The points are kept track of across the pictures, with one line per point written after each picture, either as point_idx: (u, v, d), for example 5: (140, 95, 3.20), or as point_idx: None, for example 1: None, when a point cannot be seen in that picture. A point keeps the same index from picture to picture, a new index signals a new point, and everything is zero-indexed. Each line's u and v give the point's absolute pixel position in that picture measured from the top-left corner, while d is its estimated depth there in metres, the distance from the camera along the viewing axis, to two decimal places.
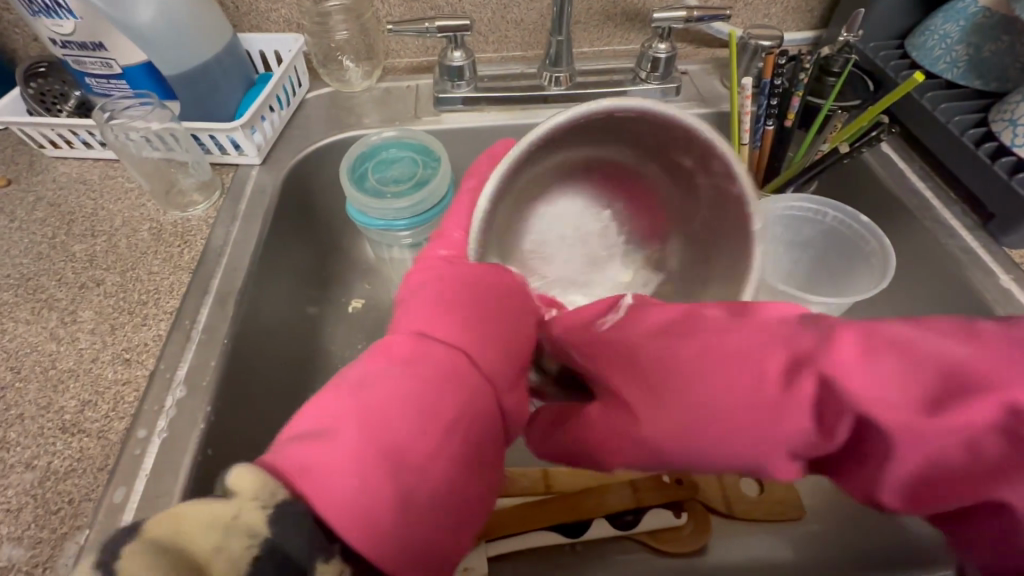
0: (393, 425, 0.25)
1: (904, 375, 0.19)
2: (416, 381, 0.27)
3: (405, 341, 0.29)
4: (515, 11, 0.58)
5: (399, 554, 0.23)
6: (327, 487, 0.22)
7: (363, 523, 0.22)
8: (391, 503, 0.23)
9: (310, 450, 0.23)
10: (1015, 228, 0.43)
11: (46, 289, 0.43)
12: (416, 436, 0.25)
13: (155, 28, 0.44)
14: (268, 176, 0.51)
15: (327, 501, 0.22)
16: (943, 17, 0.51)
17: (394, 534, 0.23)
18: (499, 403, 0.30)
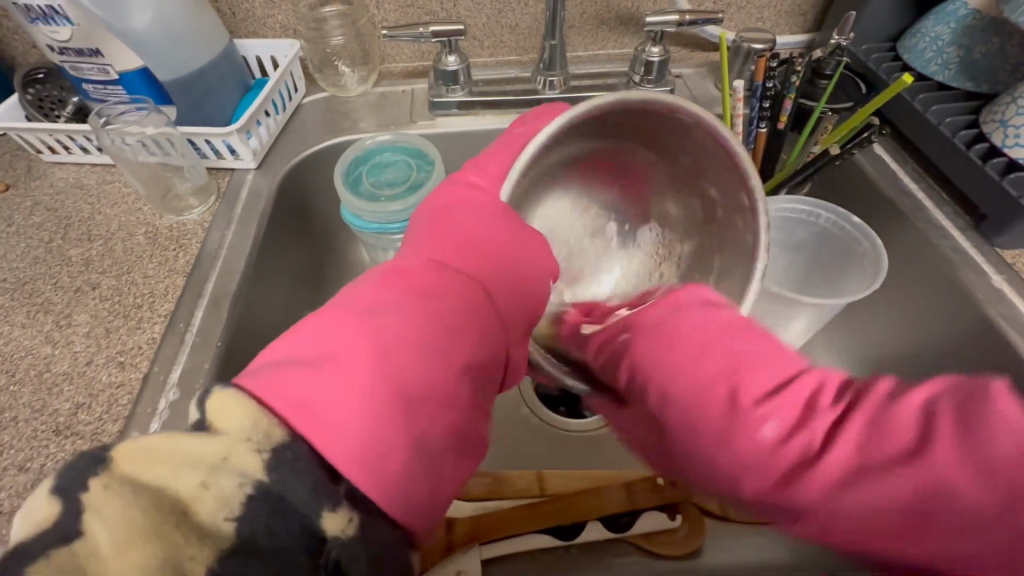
0: (402, 360, 0.25)
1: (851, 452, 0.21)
2: (419, 314, 0.28)
3: (414, 280, 0.30)
4: (509, 17, 0.58)
5: (403, 494, 0.22)
6: (330, 413, 0.22)
7: (364, 456, 0.21)
8: (398, 438, 0.23)
9: (304, 377, 0.22)
10: (1007, 229, 0.43)
11: (42, 293, 0.44)
12: (429, 373, 0.26)
13: (151, 35, 0.45)
14: (264, 179, 0.52)
15: (331, 431, 0.21)
16: (933, 19, 0.51)
17: (398, 473, 0.22)
18: (495, 341, 0.31)
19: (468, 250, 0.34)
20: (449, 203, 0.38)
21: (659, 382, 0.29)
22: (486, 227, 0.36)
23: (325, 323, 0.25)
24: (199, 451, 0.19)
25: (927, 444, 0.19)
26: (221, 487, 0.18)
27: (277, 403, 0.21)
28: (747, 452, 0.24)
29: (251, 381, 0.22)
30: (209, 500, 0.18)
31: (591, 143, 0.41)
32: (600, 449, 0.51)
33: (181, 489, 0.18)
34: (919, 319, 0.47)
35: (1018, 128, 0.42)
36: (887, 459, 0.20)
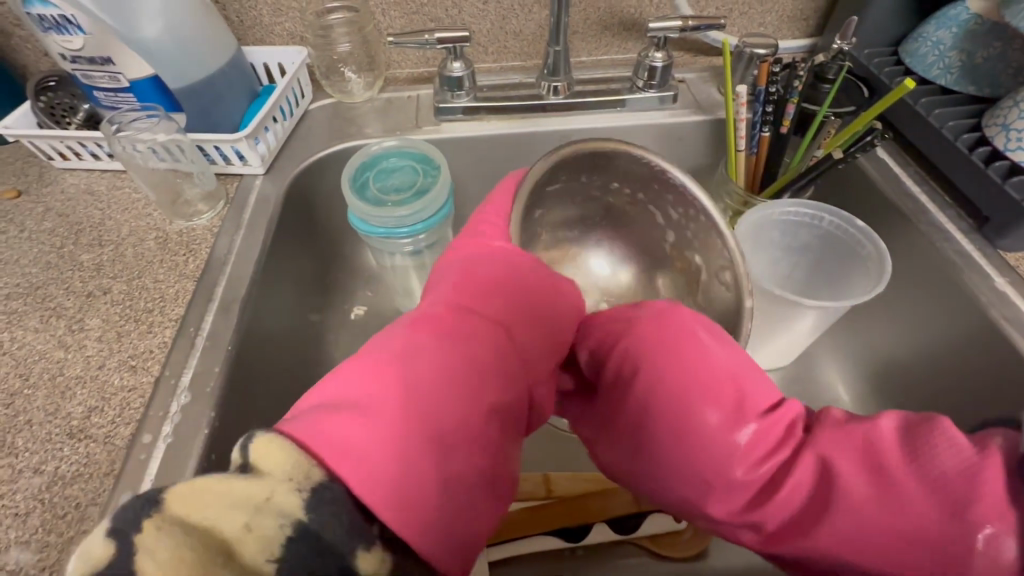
0: (434, 404, 0.27)
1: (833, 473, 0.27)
2: (447, 357, 0.29)
3: (444, 322, 0.31)
4: (513, 23, 0.59)
5: (436, 535, 0.24)
6: (365, 460, 0.23)
7: (396, 501, 0.23)
8: (430, 483, 0.24)
9: (344, 426, 0.24)
10: (1009, 232, 0.43)
11: (54, 298, 0.44)
12: (459, 416, 0.27)
13: (161, 44, 0.46)
14: (272, 185, 0.52)
15: (367, 475, 0.23)
16: (935, 24, 0.51)
17: (429, 514, 0.24)
18: (521, 381, 0.32)
19: (490, 290, 0.35)
20: (477, 243, 0.40)
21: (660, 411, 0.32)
22: (509, 266, 0.37)
23: (361, 371, 0.27)
24: (248, 491, 0.21)
25: (890, 468, 0.26)
26: (263, 528, 0.21)
27: (321, 451, 0.23)
28: (738, 481, 0.29)
29: (296, 429, 0.24)
30: (251, 543, 0.21)
31: (572, 191, 0.45)
32: None
33: (226, 530, 0.21)
34: (923, 322, 0.47)
35: (1020, 131, 0.43)
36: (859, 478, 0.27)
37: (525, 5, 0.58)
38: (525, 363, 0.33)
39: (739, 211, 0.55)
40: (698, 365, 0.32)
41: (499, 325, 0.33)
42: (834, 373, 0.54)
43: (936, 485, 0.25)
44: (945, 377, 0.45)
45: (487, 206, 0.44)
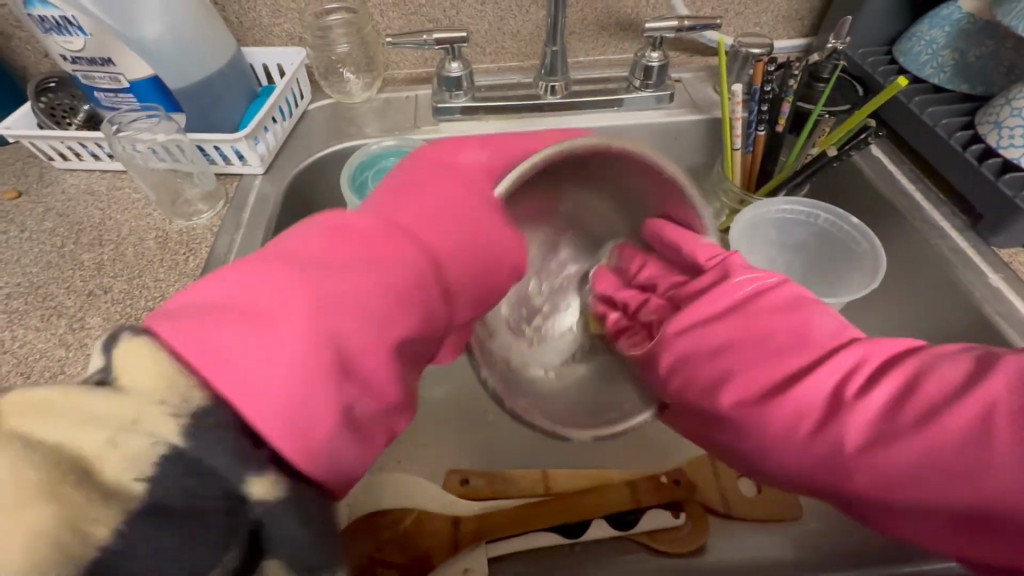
0: (341, 323, 0.24)
1: (909, 451, 0.27)
2: (347, 270, 0.26)
3: (361, 241, 0.28)
4: (511, 23, 0.59)
5: (318, 449, 0.21)
6: (243, 360, 0.20)
7: (274, 407, 0.20)
8: (331, 401, 0.22)
9: (223, 325, 0.21)
10: (1002, 229, 0.44)
11: (54, 297, 0.45)
12: (363, 337, 0.25)
13: (161, 44, 0.46)
14: (271, 185, 0.53)
15: (259, 393, 0.20)
16: (928, 23, 0.52)
17: (318, 426, 0.21)
18: (437, 300, 0.30)
19: (413, 209, 0.33)
20: (418, 165, 0.37)
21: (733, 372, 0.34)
22: (442, 186, 0.35)
23: (246, 275, 0.24)
24: (109, 410, 0.18)
25: (977, 438, 0.25)
26: (132, 446, 0.17)
27: (200, 356, 0.19)
28: (814, 445, 0.30)
29: (161, 321, 0.20)
30: (116, 459, 0.17)
31: (578, 183, 0.41)
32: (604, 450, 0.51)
33: (85, 443, 0.17)
34: (919, 318, 0.47)
35: (1012, 129, 0.43)
36: (937, 451, 0.26)
37: (523, 6, 0.58)
38: (444, 285, 0.31)
39: (735, 210, 0.55)
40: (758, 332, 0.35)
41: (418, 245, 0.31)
42: None
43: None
44: None
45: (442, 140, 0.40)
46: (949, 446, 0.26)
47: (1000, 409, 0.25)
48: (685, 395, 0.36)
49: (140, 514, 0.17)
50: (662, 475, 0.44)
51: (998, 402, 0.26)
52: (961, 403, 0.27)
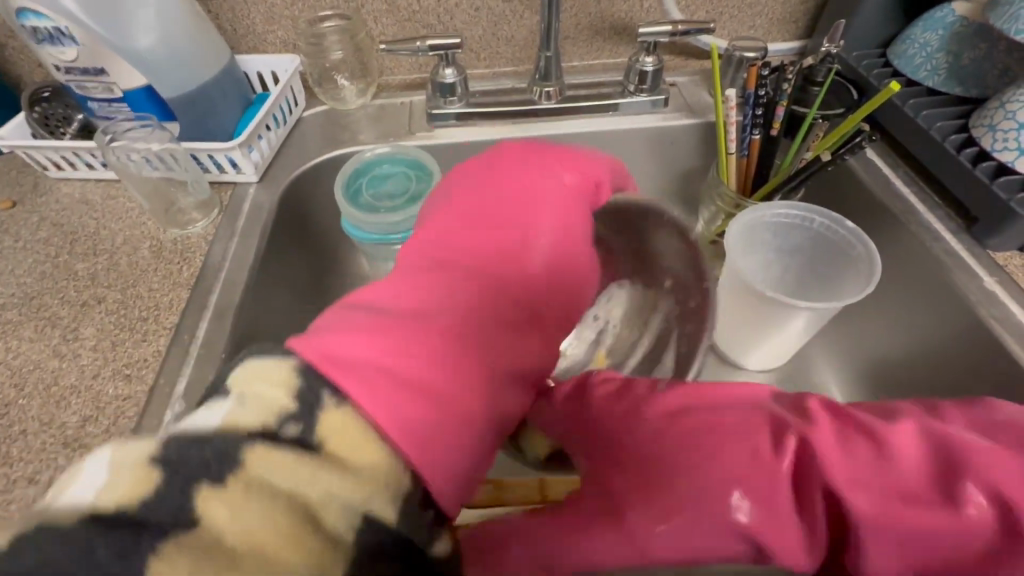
0: (479, 379, 0.27)
1: (832, 472, 0.23)
2: (480, 326, 0.29)
3: (490, 292, 0.32)
4: (505, 29, 0.59)
5: (462, 498, 0.26)
6: (413, 423, 0.23)
7: (440, 465, 0.24)
8: (473, 446, 0.26)
9: (394, 389, 0.24)
10: (997, 232, 0.44)
11: (49, 308, 0.44)
12: (495, 384, 0.28)
13: (154, 53, 0.46)
14: (265, 194, 0.53)
15: (422, 449, 0.23)
16: (922, 26, 0.52)
17: (469, 482, 0.26)
18: (548, 348, 0.34)
19: (519, 252, 0.35)
20: (509, 191, 0.39)
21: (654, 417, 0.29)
22: (542, 228, 0.37)
23: (394, 328, 0.26)
24: (345, 487, 0.20)
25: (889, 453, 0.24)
26: (346, 508, 0.20)
27: (374, 413, 0.23)
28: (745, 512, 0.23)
29: (337, 374, 0.23)
30: (335, 512, 0.20)
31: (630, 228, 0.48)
32: None
33: (310, 496, 0.20)
34: (915, 322, 0.47)
35: (1006, 132, 0.43)
36: (845, 468, 0.23)
37: (516, 11, 0.58)
38: (552, 331, 0.35)
39: (730, 214, 0.55)
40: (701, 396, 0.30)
41: (530, 294, 0.34)
42: (828, 374, 0.54)
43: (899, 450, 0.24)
44: (939, 376, 0.45)
45: (547, 162, 0.42)
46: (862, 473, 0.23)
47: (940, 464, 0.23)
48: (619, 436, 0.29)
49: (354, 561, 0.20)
50: None
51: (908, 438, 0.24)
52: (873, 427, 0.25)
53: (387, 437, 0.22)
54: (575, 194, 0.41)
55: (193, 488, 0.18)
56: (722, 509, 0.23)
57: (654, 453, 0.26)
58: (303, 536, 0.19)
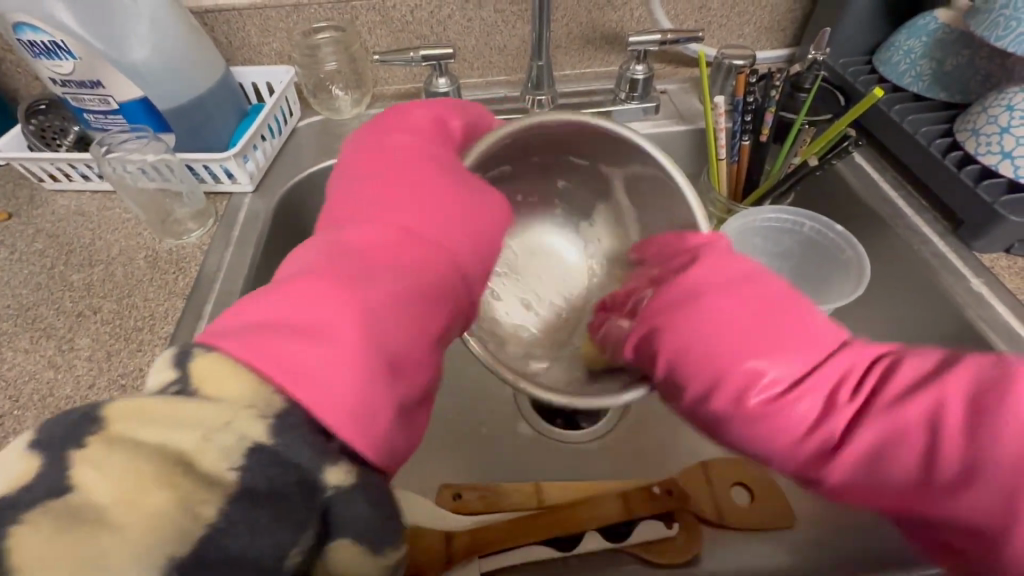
0: (385, 321, 0.26)
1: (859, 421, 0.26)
2: (357, 263, 0.27)
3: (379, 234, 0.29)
4: (498, 39, 0.60)
5: (393, 451, 0.24)
6: (295, 361, 0.21)
7: (349, 408, 0.22)
8: (385, 391, 0.24)
9: (288, 338, 0.22)
10: (983, 234, 0.44)
11: (45, 319, 0.45)
12: (400, 326, 0.26)
13: (151, 66, 0.47)
14: (261, 202, 0.53)
15: (322, 395, 0.21)
16: (906, 33, 0.53)
17: (392, 426, 0.24)
18: (465, 280, 0.32)
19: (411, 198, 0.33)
20: (386, 146, 0.36)
21: (713, 377, 0.29)
22: (427, 168, 0.35)
23: (282, 283, 0.25)
24: (199, 415, 0.19)
25: (939, 426, 0.24)
26: (223, 442, 0.19)
27: (260, 362, 0.21)
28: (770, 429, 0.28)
29: (218, 339, 0.21)
30: (213, 452, 0.18)
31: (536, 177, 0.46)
32: (602, 464, 0.50)
33: (183, 442, 0.18)
34: (904, 323, 0.48)
35: (989, 136, 0.44)
36: (876, 424, 0.26)
37: (509, 21, 0.59)
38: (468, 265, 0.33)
39: (722, 219, 0.55)
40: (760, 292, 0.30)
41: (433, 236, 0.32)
42: None
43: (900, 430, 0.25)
44: None
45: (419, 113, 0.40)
46: (905, 433, 0.25)
47: (966, 395, 0.24)
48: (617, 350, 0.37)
49: (235, 496, 0.18)
50: (655, 486, 0.44)
51: (970, 387, 0.24)
52: (923, 396, 0.25)
53: (263, 373, 0.20)
54: (433, 139, 0.38)
55: (65, 452, 0.17)
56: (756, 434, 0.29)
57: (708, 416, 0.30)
58: (177, 479, 0.18)
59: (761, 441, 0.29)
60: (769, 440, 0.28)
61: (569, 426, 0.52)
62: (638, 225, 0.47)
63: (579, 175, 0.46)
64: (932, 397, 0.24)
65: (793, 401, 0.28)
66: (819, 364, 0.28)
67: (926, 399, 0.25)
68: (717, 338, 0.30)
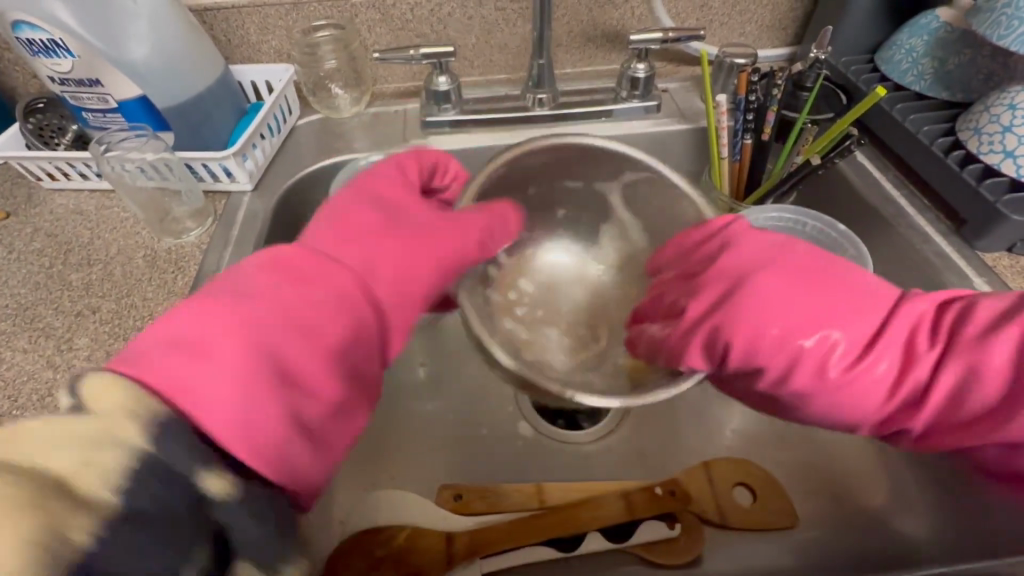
0: (288, 347, 0.29)
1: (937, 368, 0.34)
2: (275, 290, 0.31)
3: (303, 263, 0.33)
4: (498, 36, 0.60)
5: (284, 466, 0.26)
6: (187, 377, 0.24)
7: (233, 424, 0.24)
8: (276, 410, 0.27)
9: (185, 354, 0.25)
10: (985, 233, 0.44)
11: (43, 318, 0.44)
12: (305, 352, 0.29)
13: (150, 65, 0.46)
14: (260, 201, 0.53)
15: (205, 410, 0.24)
16: (908, 32, 0.53)
17: (281, 444, 0.26)
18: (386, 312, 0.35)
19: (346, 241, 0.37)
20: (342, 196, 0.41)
21: (795, 358, 0.35)
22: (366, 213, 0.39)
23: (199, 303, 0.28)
24: (79, 432, 0.20)
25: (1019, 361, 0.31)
26: (107, 462, 0.20)
27: (152, 378, 0.24)
28: (869, 385, 0.35)
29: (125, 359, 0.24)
30: (92, 474, 0.19)
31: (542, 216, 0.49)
32: (603, 466, 0.50)
33: (60, 462, 0.19)
34: None
35: (991, 135, 0.44)
36: (951, 367, 0.33)
37: (510, 19, 0.58)
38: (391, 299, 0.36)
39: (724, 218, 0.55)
40: (817, 280, 0.36)
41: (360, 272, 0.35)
42: None
43: (982, 370, 0.32)
44: None
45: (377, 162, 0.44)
46: (987, 373, 0.32)
47: None
48: (661, 345, 0.40)
49: (114, 519, 0.19)
50: (657, 487, 0.44)
51: None
52: (999, 339, 0.32)
53: (150, 386, 0.23)
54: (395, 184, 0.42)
55: None
56: (851, 394, 0.35)
57: (796, 392, 0.36)
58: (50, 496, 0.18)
59: (855, 399, 0.35)
60: (862, 395, 0.35)
61: (571, 428, 0.52)
62: (643, 232, 0.50)
63: (578, 199, 0.49)
64: (1007, 339, 0.32)
65: (875, 360, 0.35)
66: (893, 324, 0.35)
67: (999, 341, 0.32)
68: (795, 324, 0.35)
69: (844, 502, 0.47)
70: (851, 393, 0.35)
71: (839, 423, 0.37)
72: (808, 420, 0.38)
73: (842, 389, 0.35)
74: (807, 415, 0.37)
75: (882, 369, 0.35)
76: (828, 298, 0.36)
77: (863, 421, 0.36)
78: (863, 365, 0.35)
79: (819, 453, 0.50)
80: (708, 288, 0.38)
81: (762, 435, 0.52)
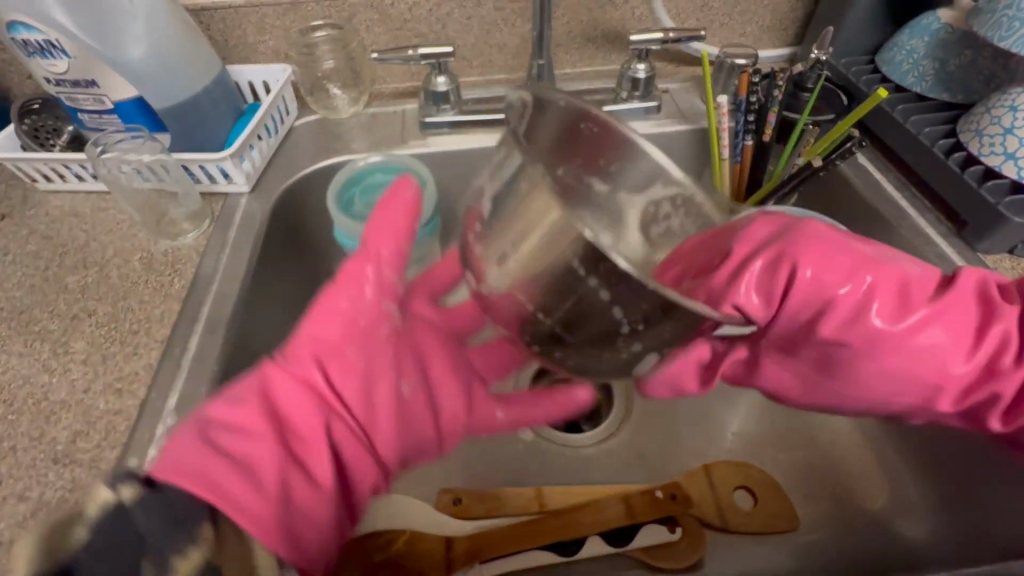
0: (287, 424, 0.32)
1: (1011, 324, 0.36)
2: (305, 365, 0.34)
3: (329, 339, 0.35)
4: (497, 37, 0.59)
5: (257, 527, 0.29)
6: (187, 450, 0.29)
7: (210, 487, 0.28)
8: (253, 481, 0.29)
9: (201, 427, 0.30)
10: (987, 236, 0.44)
11: (38, 322, 0.44)
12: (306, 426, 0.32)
13: (146, 65, 0.46)
14: (257, 203, 0.52)
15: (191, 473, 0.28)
16: (908, 33, 0.53)
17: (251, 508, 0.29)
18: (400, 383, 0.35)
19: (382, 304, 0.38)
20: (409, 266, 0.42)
21: (872, 305, 0.35)
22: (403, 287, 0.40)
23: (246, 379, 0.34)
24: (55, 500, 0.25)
25: None
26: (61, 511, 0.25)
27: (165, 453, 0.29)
28: (947, 344, 0.35)
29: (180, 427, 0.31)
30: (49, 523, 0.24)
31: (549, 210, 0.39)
32: (602, 470, 0.50)
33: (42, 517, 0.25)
34: None
35: (992, 137, 0.43)
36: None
37: (509, 19, 0.58)
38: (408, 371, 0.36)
39: None
40: (869, 240, 0.38)
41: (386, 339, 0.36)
42: None
43: None
44: None
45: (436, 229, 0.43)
46: None
47: None
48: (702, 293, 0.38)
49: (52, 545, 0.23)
50: (658, 490, 0.44)
51: None
52: None
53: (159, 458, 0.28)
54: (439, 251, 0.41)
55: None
56: (931, 352, 0.35)
57: (875, 347, 0.36)
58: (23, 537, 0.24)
59: (934, 358, 0.35)
60: (942, 353, 0.35)
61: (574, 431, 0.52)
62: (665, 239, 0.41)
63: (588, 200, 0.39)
64: None
65: (949, 321, 0.36)
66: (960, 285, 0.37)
67: None
68: (857, 263, 0.36)
69: (844, 505, 0.46)
70: (933, 350, 0.35)
71: (916, 390, 0.36)
72: (875, 390, 0.37)
73: (922, 346, 0.35)
74: (875, 380, 0.36)
75: (959, 329, 0.36)
76: (888, 255, 0.37)
77: (943, 388, 0.36)
78: (940, 322, 0.36)
79: (820, 455, 0.50)
80: (761, 232, 0.39)
81: (762, 437, 0.51)
